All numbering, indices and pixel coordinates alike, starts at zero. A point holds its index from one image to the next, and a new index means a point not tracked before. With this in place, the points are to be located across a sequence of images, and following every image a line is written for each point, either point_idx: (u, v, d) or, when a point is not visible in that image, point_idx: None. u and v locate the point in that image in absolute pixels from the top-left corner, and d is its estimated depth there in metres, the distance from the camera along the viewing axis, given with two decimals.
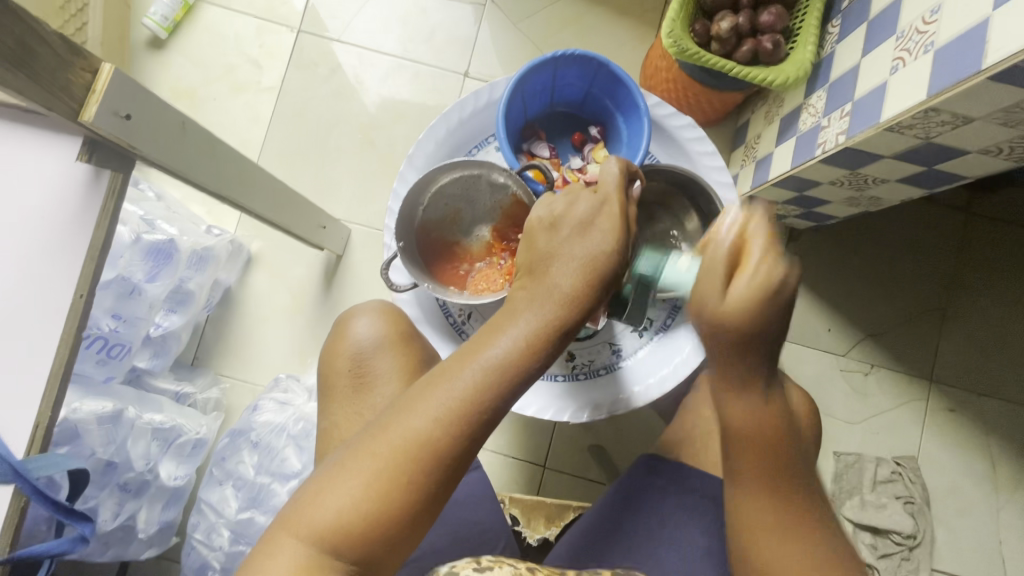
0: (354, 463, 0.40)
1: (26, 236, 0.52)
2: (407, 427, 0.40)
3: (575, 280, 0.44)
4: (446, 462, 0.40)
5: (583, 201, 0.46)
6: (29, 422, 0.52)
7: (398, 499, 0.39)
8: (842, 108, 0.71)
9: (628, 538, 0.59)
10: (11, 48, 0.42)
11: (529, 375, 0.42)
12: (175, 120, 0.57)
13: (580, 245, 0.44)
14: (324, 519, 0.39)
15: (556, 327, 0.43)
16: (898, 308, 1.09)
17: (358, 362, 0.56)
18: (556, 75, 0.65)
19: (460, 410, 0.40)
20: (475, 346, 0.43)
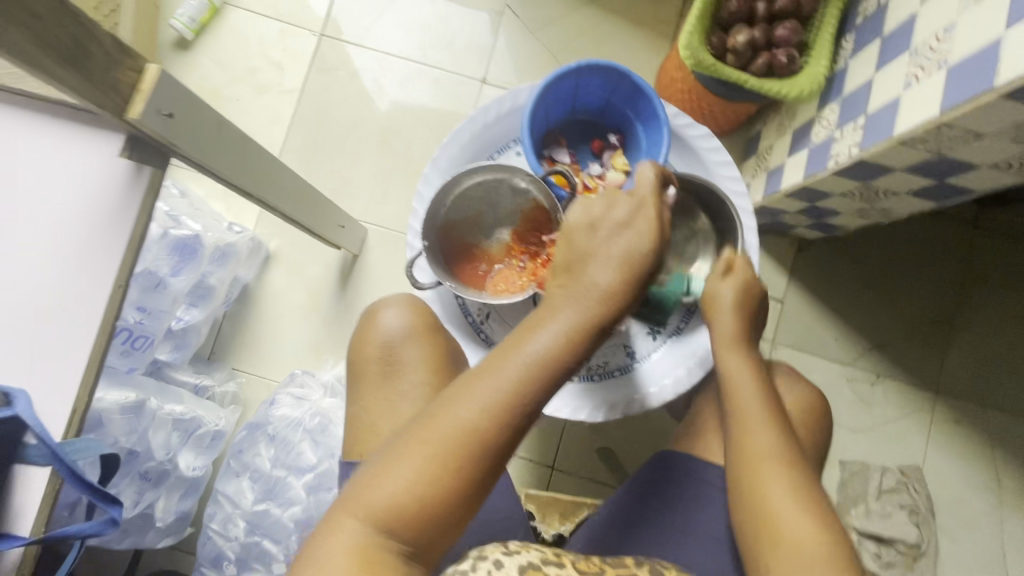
0: (407, 451, 0.42)
1: (68, 229, 0.54)
2: (456, 417, 0.42)
3: (613, 279, 0.46)
4: (494, 451, 0.42)
5: (621, 204, 0.48)
6: (66, 407, 0.54)
7: (450, 484, 0.42)
8: (855, 121, 0.73)
9: (646, 531, 0.61)
10: (68, 48, 0.44)
11: (570, 366, 0.44)
12: (211, 120, 0.59)
13: (617, 245, 0.47)
14: (380, 502, 0.42)
15: (597, 324, 0.45)
16: (904, 319, 1.11)
17: (387, 349, 0.58)
18: (579, 83, 0.67)
19: (505, 401, 0.42)
20: (516, 340, 0.44)
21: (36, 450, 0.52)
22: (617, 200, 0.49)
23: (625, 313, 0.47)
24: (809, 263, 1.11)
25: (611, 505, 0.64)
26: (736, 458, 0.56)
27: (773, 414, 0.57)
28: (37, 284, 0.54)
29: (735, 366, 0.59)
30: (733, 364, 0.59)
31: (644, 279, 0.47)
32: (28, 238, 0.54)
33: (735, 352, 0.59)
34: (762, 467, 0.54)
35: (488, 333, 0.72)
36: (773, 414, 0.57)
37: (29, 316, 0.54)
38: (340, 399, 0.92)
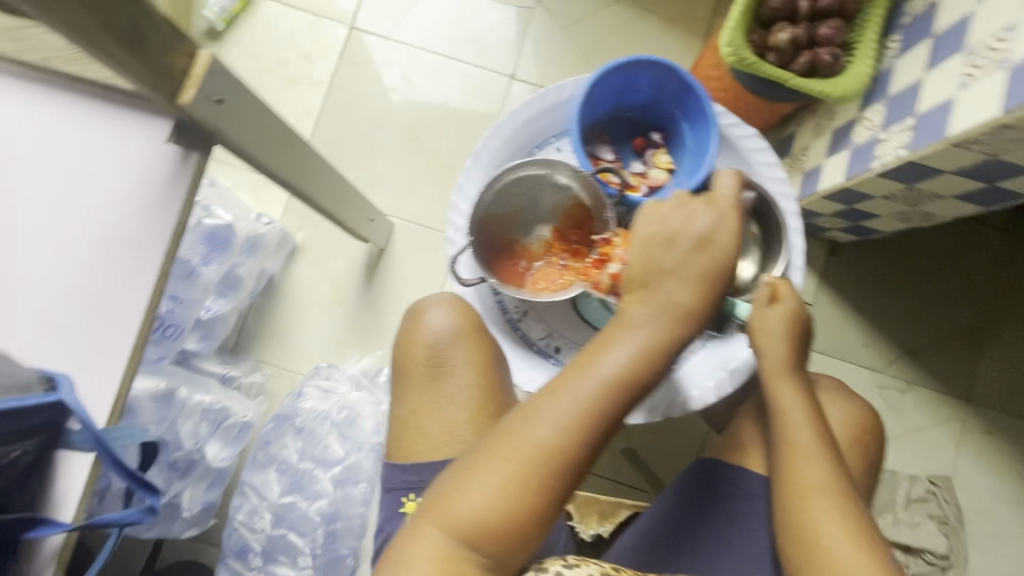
0: (489, 465, 0.45)
1: (114, 214, 0.54)
2: (536, 434, 0.45)
3: (687, 297, 0.49)
4: (572, 466, 0.46)
5: (700, 218, 0.51)
6: (109, 393, 0.53)
7: (529, 498, 0.45)
8: (903, 121, 0.72)
9: (689, 542, 0.62)
10: (127, 30, 0.44)
11: (642, 386, 0.47)
12: (256, 108, 0.59)
13: (694, 263, 0.49)
14: (465, 512, 0.45)
15: (673, 337, 0.48)
16: (936, 326, 1.09)
17: (435, 351, 0.60)
18: (626, 80, 0.67)
19: (582, 418, 0.45)
20: (591, 356, 0.48)
21: (79, 436, 0.51)
22: (697, 213, 0.51)
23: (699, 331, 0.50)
24: (840, 266, 1.09)
25: (655, 512, 0.65)
26: (785, 488, 0.56)
27: (823, 444, 0.56)
28: (83, 268, 0.54)
29: (787, 396, 0.58)
30: (785, 394, 0.58)
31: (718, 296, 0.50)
32: (75, 222, 0.54)
33: (786, 382, 0.58)
34: (811, 498, 0.54)
35: (525, 331, 0.72)
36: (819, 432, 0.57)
37: (76, 300, 0.53)
38: (367, 393, 0.93)
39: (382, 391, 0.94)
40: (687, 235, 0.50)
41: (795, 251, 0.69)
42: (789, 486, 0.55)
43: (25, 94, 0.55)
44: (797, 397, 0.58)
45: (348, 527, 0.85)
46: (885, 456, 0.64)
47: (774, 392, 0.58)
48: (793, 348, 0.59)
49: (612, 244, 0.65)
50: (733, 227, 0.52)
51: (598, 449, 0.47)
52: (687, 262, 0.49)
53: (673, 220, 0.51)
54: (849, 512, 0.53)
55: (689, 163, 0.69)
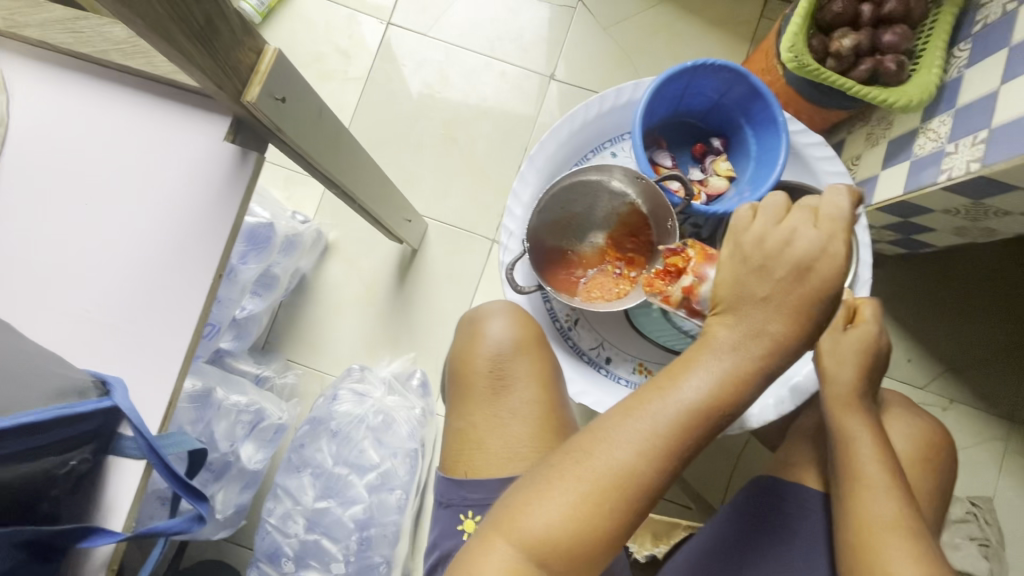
0: (560, 482, 0.42)
1: (171, 214, 0.52)
2: (612, 454, 0.42)
3: (781, 328, 0.43)
4: (647, 491, 0.42)
5: (802, 239, 0.43)
6: (164, 397, 0.52)
7: (603, 521, 0.42)
8: (975, 134, 0.69)
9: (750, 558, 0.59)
10: (200, 25, 0.42)
11: (726, 412, 0.43)
12: (314, 106, 0.57)
13: (790, 295, 0.43)
14: (532, 531, 0.42)
15: (761, 370, 0.43)
16: (981, 343, 1.06)
17: (497, 364, 0.59)
18: (690, 84, 0.65)
19: (662, 442, 0.42)
20: (670, 377, 0.44)
21: (133, 442, 0.50)
22: (799, 235, 0.43)
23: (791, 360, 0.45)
24: (885, 279, 1.06)
25: (711, 530, 0.62)
26: (852, 521, 0.53)
27: (893, 478, 0.53)
28: (138, 268, 0.52)
29: (855, 426, 0.56)
30: (853, 427, 0.56)
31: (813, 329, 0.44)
32: (130, 220, 0.52)
33: (852, 414, 0.56)
34: (880, 535, 0.51)
35: (576, 340, 0.70)
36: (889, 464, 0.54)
37: (131, 301, 0.52)
38: (402, 397, 0.91)
39: (415, 394, 0.93)
40: (783, 263, 0.43)
41: (862, 265, 0.67)
42: (854, 523, 0.53)
43: (83, 88, 0.53)
44: (864, 430, 0.56)
45: (383, 533, 0.84)
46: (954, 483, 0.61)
47: (840, 423, 0.56)
48: (861, 376, 0.57)
49: (682, 253, 0.57)
50: (836, 255, 0.43)
51: (676, 476, 0.44)
52: (780, 291, 0.43)
53: (769, 243, 0.44)
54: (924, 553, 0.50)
55: (752, 171, 0.66)
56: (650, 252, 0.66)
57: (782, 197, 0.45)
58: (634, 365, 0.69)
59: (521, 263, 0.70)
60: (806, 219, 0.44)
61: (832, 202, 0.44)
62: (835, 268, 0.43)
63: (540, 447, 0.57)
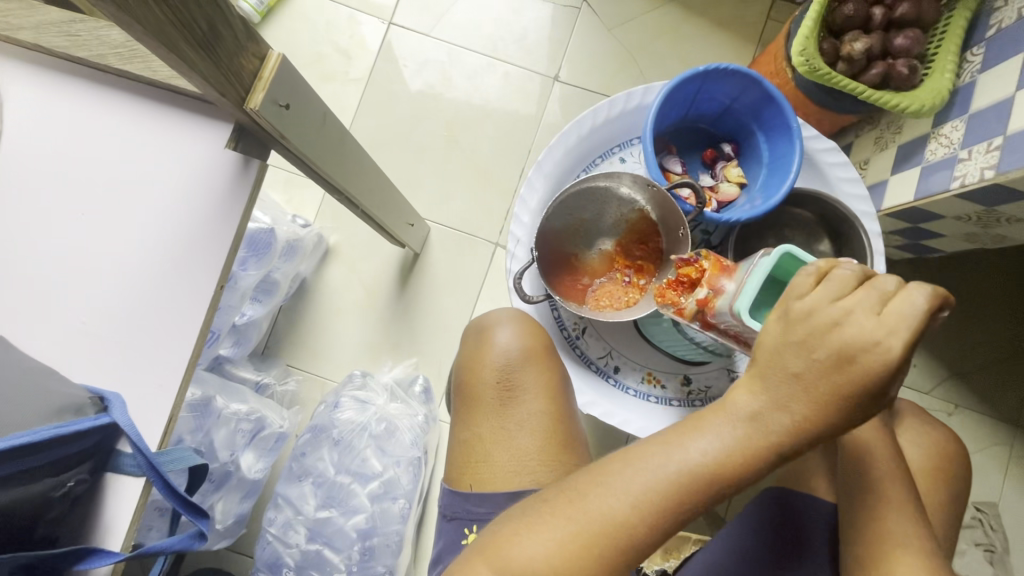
0: (548, 519, 0.40)
1: (171, 224, 0.51)
2: (605, 500, 0.39)
3: (806, 408, 0.38)
4: (634, 549, 0.39)
5: (850, 326, 0.37)
6: (165, 413, 0.50)
7: (588, 569, 0.38)
8: (989, 141, 0.68)
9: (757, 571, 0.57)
10: (202, 31, 0.41)
11: (738, 479, 0.39)
12: (318, 112, 0.56)
13: (825, 383, 0.37)
14: (512, 565, 0.39)
15: (777, 445, 0.38)
16: (987, 348, 1.05)
17: (505, 375, 0.58)
18: (701, 88, 0.63)
19: (658, 498, 0.39)
20: (678, 433, 0.41)
21: (130, 460, 0.48)
22: (850, 322, 0.37)
23: (815, 445, 0.39)
24: None
25: (723, 542, 0.59)
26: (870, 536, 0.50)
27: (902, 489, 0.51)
28: (138, 280, 0.51)
29: (871, 438, 0.53)
30: (864, 431, 0.54)
31: (847, 424, 0.38)
32: (129, 230, 0.51)
33: (866, 420, 0.54)
34: (898, 554, 0.48)
35: (583, 349, 0.68)
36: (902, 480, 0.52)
37: (131, 313, 0.50)
38: (404, 404, 0.90)
39: (418, 401, 0.92)
40: (818, 347, 0.37)
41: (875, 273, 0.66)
42: (869, 536, 0.50)
43: (78, 93, 0.52)
44: (876, 436, 0.54)
45: (385, 543, 0.82)
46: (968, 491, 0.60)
47: (851, 426, 0.54)
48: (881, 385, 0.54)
49: (696, 264, 0.55)
50: (884, 354, 0.36)
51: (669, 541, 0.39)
52: (815, 376, 0.37)
53: (812, 321, 0.38)
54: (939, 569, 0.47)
55: (764, 176, 0.65)
56: (660, 261, 0.64)
57: (847, 270, 0.38)
58: (643, 374, 0.68)
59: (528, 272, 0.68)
60: (870, 305, 0.37)
61: (905, 297, 0.36)
62: (882, 368, 0.36)
63: (550, 461, 0.56)
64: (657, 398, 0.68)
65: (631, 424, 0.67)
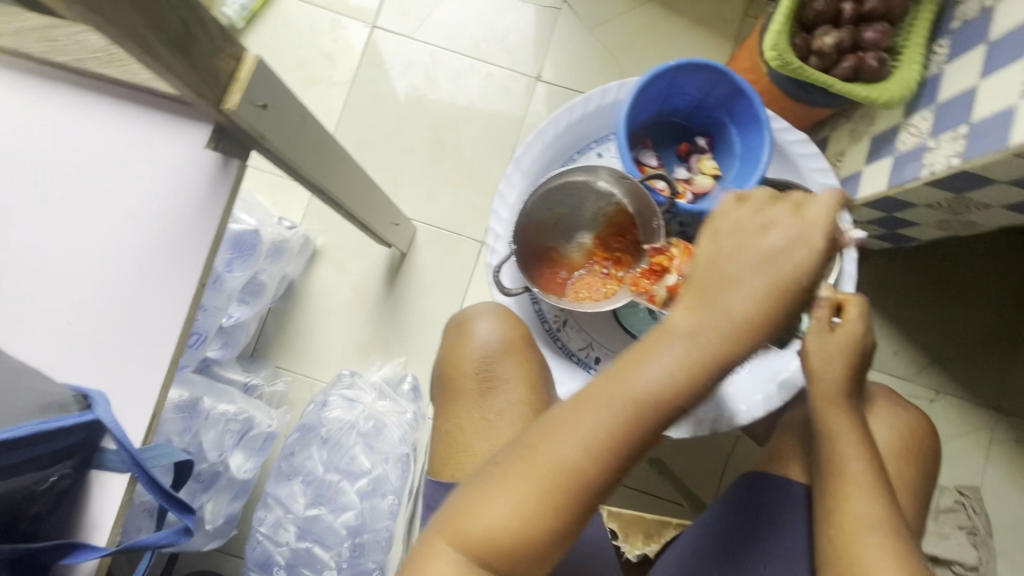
0: (509, 479, 0.39)
1: (149, 224, 0.52)
2: (563, 449, 0.38)
3: (749, 307, 0.41)
4: (598, 486, 0.39)
5: (776, 229, 0.43)
6: (149, 410, 0.51)
7: (553, 519, 0.39)
8: (955, 129, 0.69)
9: (734, 553, 0.58)
10: (175, 32, 0.41)
11: (689, 397, 0.40)
12: (297, 112, 0.57)
13: (762, 278, 0.42)
14: (479, 534, 0.38)
15: (723, 352, 0.40)
16: (965, 335, 1.07)
17: (484, 365, 0.59)
18: (674, 83, 0.65)
19: (614, 434, 0.39)
20: (626, 365, 0.40)
21: (115, 456, 0.49)
22: (777, 223, 0.43)
23: (752, 353, 0.41)
24: (871, 273, 1.07)
25: (701, 526, 0.60)
26: (832, 518, 0.52)
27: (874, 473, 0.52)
28: (119, 279, 0.51)
29: (839, 427, 0.54)
30: (836, 425, 0.54)
31: (780, 319, 0.42)
32: (110, 230, 0.52)
33: (837, 413, 0.54)
34: (860, 536, 0.50)
35: (564, 341, 0.70)
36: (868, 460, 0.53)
37: (113, 313, 0.51)
38: (393, 402, 0.91)
39: (407, 400, 0.92)
40: (758, 244, 0.43)
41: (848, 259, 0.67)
42: (837, 519, 0.52)
43: (59, 97, 0.52)
44: (849, 428, 0.54)
45: (375, 540, 0.83)
46: (938, 470, 0.61)
47: (824, 421, 0.55)
48: (846, 375, 0.54)
49: (668, 255, 0.60)
50: (810, 243, 0.42)
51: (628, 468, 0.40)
52: (755, 271, 0.42)
53: (748, 230, 0.44)
54: (905, 551, 0.49)
55: (736, 169, 0.66)
56: (638, 252, 0.65)
57: (770, 190, 0.46)
58: None
59: (507, 265, 0.70)
60: (788, 213, 0.44)
61: (814, 203, 0.45)
62: (810, 259, 0.42)
63: None
64: None
65: None
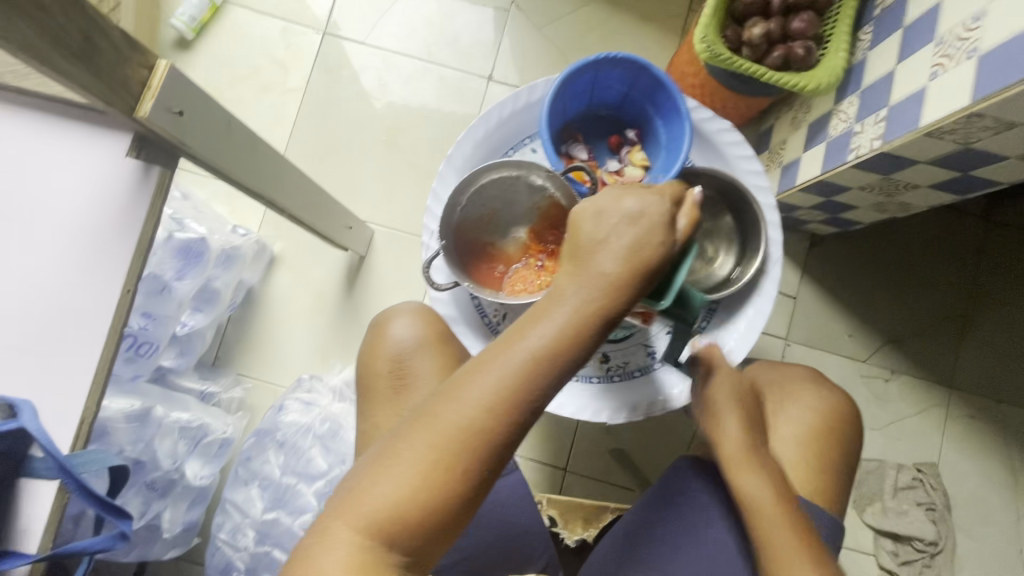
0: (406, 452, 0.40)
1: (71, 234, 0.52)
2: (456, 415, 0.40)
3: (620, 265, 0.43)
4: (495, 449, 0.40)
5: (633, 195, 0.45)
6: (77, 416, 0.52)
7: (452, 487, 0.39)
8: (877, 113, 0.71)
9: (663, 535, 0.61)
10: (76, 42, 0.42)
11: (577, 357, 0.42)
12: (222, 118, 0.57)
13: (627, 236, 0.44)
14: (378, 510, 0.39)
15: (600, 311, 0.42)
16: (917, 315, 1.09)
17: (398, 362, 0.61)
18: (598, 77, 0.67)
19: (507, 397, 0.40)
20: (517, 331, 0.42)
21: (42, 463, 0.49)
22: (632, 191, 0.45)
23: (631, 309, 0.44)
24: (822, 258, 1.10)
25: (635, 515, 0.63)
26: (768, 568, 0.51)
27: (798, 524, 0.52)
28: (45, 289, 0.52)
29: (749, 477, 0.54)
30: (746, 481, 0.54)
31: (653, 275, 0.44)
32: (33, 241, 0.52)
33: (749, 469, 0.55)
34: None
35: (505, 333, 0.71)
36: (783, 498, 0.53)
37: (39, 321, 0.52)
38: (350, 403, 0.91)
39: None
40: (617, 208, 0.44)
41: (775, 244, 0.70)
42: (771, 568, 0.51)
43: None
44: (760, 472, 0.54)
45: None
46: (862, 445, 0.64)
47: (736, 478, 0.55)
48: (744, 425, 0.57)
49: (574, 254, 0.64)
50: (664, 205, 0.45)
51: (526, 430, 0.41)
52: (619, 234, 0.44)
53: (606, 197, 0.45)
54: None
55: (663, 159, 0.69)
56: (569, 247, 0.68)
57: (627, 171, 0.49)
58: None
59: (438, 259, 0.72)
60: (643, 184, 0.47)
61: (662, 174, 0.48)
62: (665, 218, 0.45)
63: None
64: (578, 377, 0.71)
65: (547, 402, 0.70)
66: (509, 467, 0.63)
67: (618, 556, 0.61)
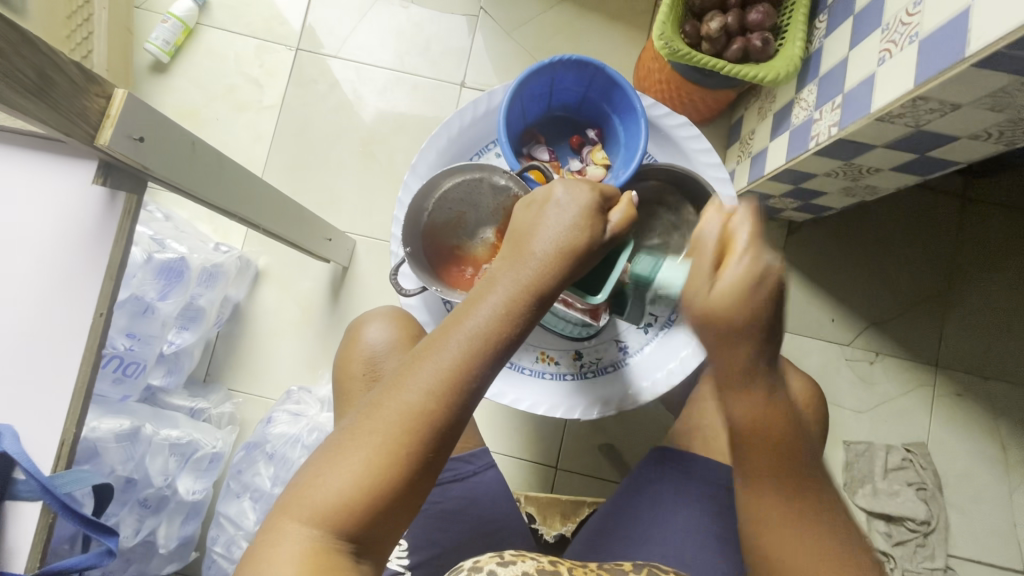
0: (353, 443, 0.42)
1: (46, 265, 0.55)
2: (400, 402, 0.43)
3: (551, 249, 0.47)
4: (439, 432, 0.43)
5: (561, 188, 0.49)
6: (55, 440, 0.57)
7: (397, 472, 0.42)
8: (833, 100, 0.72)
9: (633, 527, 0.64)
10: (31, 78, 0.44)
11: (510, 342, 0.45)
12: (185, 140, 0.58)
13: (557, 224, 0.47)
14: (326, 500, 0.41)
15: (531, 294, 0.46)
16: (899, 295, 1.08)
17: (372, 364, 0.66)
18: (554, 79, 0.71)
19: (446, 381, 0.43)
20: (456, 319, 0.45)
21: (25, 485, 0.53)
22: (560, 184, 0.50)
23: (562, 291, 0.47)
24: (801, 244, 1.09)
25: (607, 505, 0.67)
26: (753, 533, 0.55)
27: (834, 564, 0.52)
28: (24, 318, 0.55)
29: (746, 401, 0.51)
30: (736, 407, 0.52)
31: (583, 261, 0.48)
32: (14, 270, 0.55)
33: (745, 394, 0.51)
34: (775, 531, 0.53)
35: None
36: (778, 421, 0.51)
37: (24, 348, 0.56)
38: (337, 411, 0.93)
39: None
40: (550, 202, 0.49)
41: None
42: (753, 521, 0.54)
43: None
44: (758, 399, 0.51)
45: None
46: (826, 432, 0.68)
47: (727, 398, 0.52)
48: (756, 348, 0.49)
49: None
50: (594, 195, 0.49)
51: (468, 411, 0.44)
52: (551, 225, 0.47)
53: (539, 195, 0.50)
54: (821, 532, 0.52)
55: (623, 156, 0.72)
56: None
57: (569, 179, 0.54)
58: (536, 354, 0.73)
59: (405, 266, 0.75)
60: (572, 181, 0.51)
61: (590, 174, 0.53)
62: (592, 205, 0.48)
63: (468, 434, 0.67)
64: (552, 374, 0.74)
65: (523, 401, 0.73)
66: (484, 466, 0.67)
67: (589, 542, 0.65)
